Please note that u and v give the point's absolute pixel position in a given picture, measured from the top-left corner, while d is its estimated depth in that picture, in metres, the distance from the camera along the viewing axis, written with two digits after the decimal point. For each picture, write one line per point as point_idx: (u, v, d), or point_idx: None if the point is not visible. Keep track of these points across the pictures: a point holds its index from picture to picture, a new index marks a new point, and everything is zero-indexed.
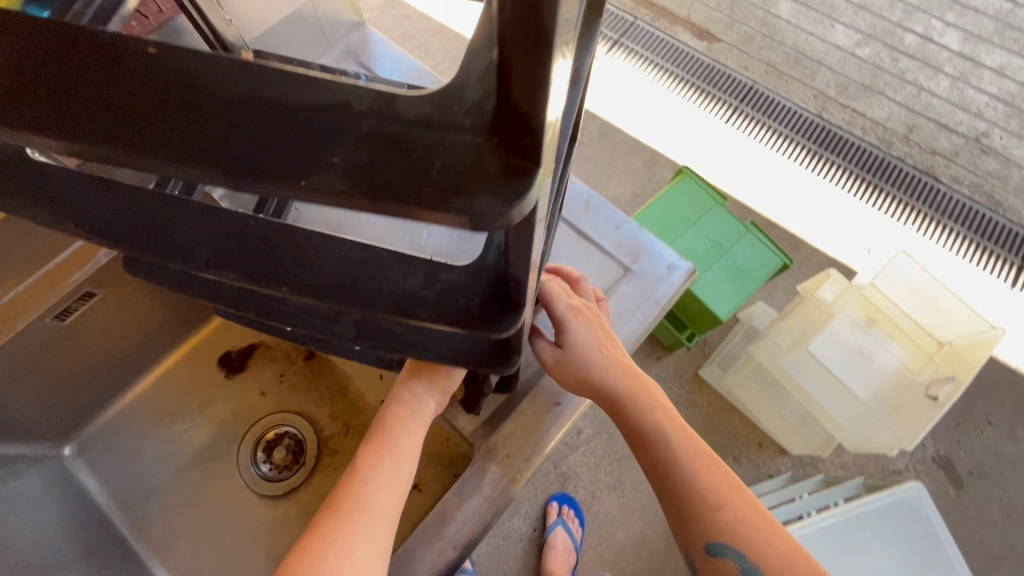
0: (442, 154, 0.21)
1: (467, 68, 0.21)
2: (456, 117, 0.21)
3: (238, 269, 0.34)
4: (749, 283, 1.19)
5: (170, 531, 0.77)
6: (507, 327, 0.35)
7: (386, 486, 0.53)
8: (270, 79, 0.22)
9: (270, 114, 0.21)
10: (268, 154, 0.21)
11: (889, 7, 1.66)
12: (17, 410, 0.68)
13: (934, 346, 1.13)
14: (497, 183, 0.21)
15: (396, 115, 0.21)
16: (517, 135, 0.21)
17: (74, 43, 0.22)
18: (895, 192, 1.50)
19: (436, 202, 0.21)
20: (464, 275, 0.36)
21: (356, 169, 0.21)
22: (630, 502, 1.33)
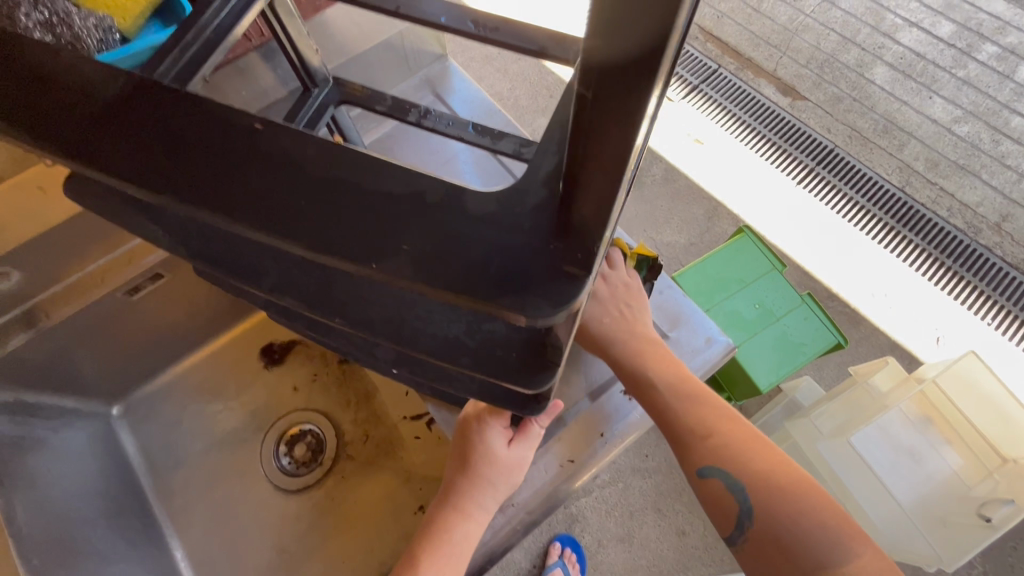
0: (502, 253, 0.21)
1: (532, 176, 0.23)
2: (517, 219, 0.22)
3: (299, 295, 0.33)
4: (797, 357, 1.14)
5: (189, 505, 0.81)
6: (537, 384, 0.32)
7: (463, 542, 0.55)
8: (358, 164, 0.23)
9: (352, 197, 0.22)
10: (347, 236, 0.21)
11: (997, 85, 1.56)
12: (81, 368, 0.75)
13: (997, 461, 1.01)
14: (547, 286, 0.21)
15: (462, 208, 0.22)
16: (571, 240, 0.21)
17: (189, 110, 0.24)
18: (977, 283, 1.39)
19: (490, 296, 0.21)
20: (505, 325, 0.34)
21: (422, 256, 0.21)
22: (636, 558, 1.29)
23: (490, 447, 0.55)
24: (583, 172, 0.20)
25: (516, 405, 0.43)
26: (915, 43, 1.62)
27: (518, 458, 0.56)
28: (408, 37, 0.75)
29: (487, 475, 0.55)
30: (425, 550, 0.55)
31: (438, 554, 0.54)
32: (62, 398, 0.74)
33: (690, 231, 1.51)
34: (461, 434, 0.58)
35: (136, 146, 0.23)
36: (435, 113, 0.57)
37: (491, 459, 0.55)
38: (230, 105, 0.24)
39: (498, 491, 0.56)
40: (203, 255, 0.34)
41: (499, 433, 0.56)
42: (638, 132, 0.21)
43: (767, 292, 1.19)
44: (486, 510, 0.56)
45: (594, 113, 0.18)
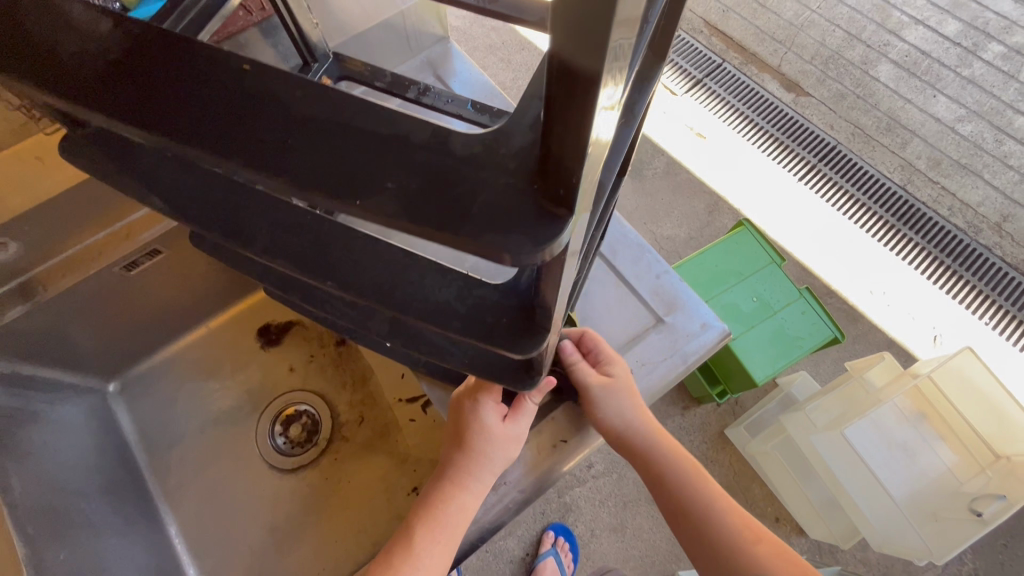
0: (484, 192, 0.21)
1: (517, 119, 0.22)
2: (502, 160, 0.22)
3: (288, 258, 0.33)
4: (792, 350, 1.14)
5: (184, 481, 0.81)
6: (523, 349, 0.33)
7: (458, 508, 0.55)
8: (345, 104, 0.22)
9: (338, 135, 0.22)
10: (331, 174, 0.21)
11: (1002, 85, 1.55)
12: (79, 342, 0.75)
13: (991, 457, 1.02)
14: (529, 226, 0.21)
15: (447, 150, 0.22)
16: (551, 178, 0.21)
17: (179, 51, 0.24)
18: (977, 283, 1.39)
19: (475, 236, 0.21)
20: (495, 293, 0.35)
21: (408, 195, 0.21)
22: (628, 548, 1.30)
23: (482, 423, 0.55)
24: (557, 129, 0.20)
25: (509, 378, 0.44)
26: (920, 41, 1.61)
27: (513, 433, 0.56)
28: (409, 16, 0.74)
29: (482, 449, 0.55)
30: (423, 524, 0.56)
31: (433, 527, 0.55)
32: (58, 371, 0.74)
33: (690, 224, 1.51)
34: (456, 411, 0.58)
35: (124, 86, 0.23)
36: (431, 90, 0.57)
37: (486, 435, 0.55)
38: (219, 47, 0.24)
39: (495, 466, 0.56)
40: (203, 220, 0.34)
41: (492, 409, 0.56)
42: (604, 110, 0.22)
43: (765, 285, 1.19)
44: (482, 483, 0.55)
45: (569, 71, 0.18)
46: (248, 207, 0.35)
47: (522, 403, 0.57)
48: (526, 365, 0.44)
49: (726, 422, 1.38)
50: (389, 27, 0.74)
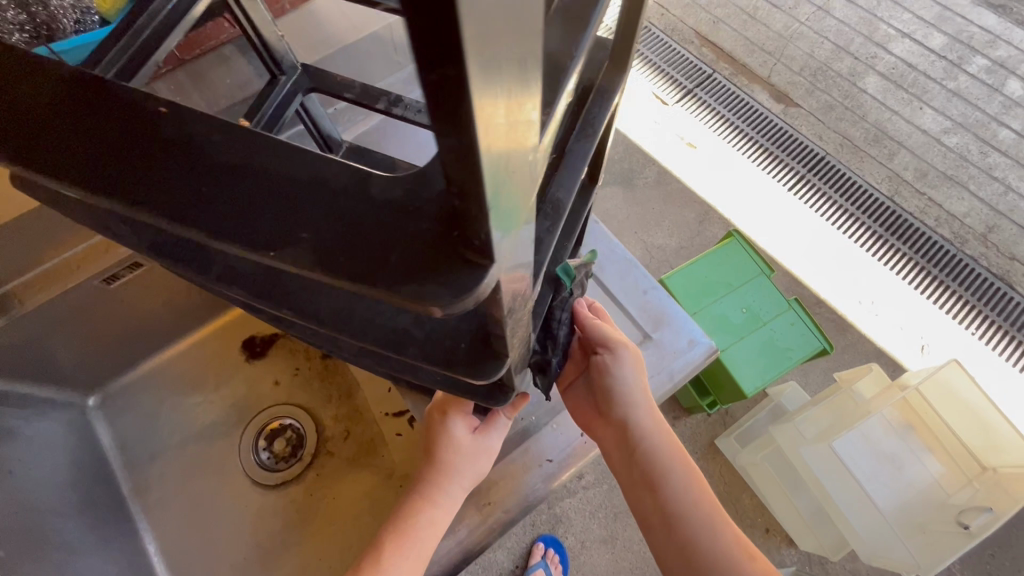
0: (405, 239, 0.21)
1: (437, 159, 0.22)
2: (422, 205, 0.21)
3: (245, 287, 0.32)
4: (782, 361, 1.15)
5: (164, 498, 0.79)
6: (490, 374, 0.32)
7: (427, 521, 0.54)
8: (257, 146, 0.22)
9: (253, 181, 0.21)
10: (244, 220, 0.21)
11: (987, 98, 1.58)
12: (55, 356, 0.73)
13: (977, 468, 1.04)
14: (439, 276, 0.20)
15: (369, 196, 0.21)
16: (461, 230, 0.20)
17: (85, 90, 0.23)
18: (964, 294, 1.41)
19: (393, 286, 0.20)
20: (454, 317, 0.34)
21: (325, 244, 0.21)
22: (618, 560, 1.29)
23: (451, 437, 0.54)
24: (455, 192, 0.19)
25: (480, 395, 0.42)
26: (907, 54, 1.63)
27: (483, 447, 0.55)
28: (397, 29, 0.74)
29: (450, 461, 0.54)
30: (391, 541, 0.54)
31: (400, 544, 0.53)
32: (36, 386, 0.72)
33: (681, 234, 1.51)
34: (426, 425, 0.57)
35: (29, 129, 0.22)
36: (402, 102, 0.55)
37: (455, 449, 0.54)
38: (132, 90, 0.23)
39: (462, 481, 0.55)
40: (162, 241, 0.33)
41: (460, 424, 0.55)
42: (511, 127, 0.18)
43: (755, 298, 1.19)
44: (450, 500, 0.54)
45: (439, 109, 0.16)
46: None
47: (494, 417, 0.56)
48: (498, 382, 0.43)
49: (715, 433, 1.38)
50: (378, 41, 0.73)
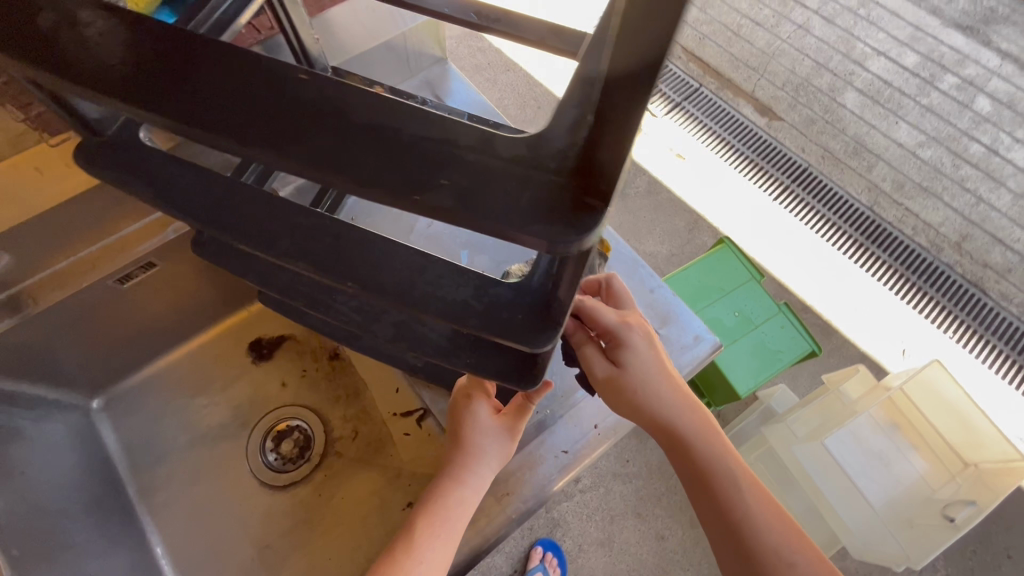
0: (531, 188, 0.23)
1: (556, 118, 0.23)
2: (543, 159, 0.23)
3: (309, 260, 0.32)
4: (773, 363, 1.19)
5: (170, 499, 0.79)
6: (541, 344, 0.31)
7: (455, 499, 0.55)
8: (397, 110, 0.24)
9: (395, 137, 0.23)
10: (390, 172, 0.23)
11: (958, 114, 1.66)
12: (61, 357, 0.73)
13: (960, 465, 1.08)
14: (570, 215, 0.23)
15: (495, 151, 0.23)
16: (592, 177, 0.22)
17: (223, 57, 0.24)
18: (942, 299, 1.47)
19: (525, 224, 0.22)
20: (509, 291, 0.33)
21: (462, 191, 0.23)
22: (616, 562, 1.31)
23: (477, 419, 0.57)
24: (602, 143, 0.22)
25: (512, 378, 0.43)
26: (883, 71, 1.71)
27: (510, 426, 0.58)
28: (409, 38, 0.76)
29: (477, 442, 0.56)
30: (423, 523, 0.55)
31: (434, 523, 0.54)
32: (41, 387, 0.72)
33: (672, 242, 1.56)
34: (452, 413, 0.60)
35: (178, 92, 0.24)
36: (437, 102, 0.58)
37: (481, 430, 0.57)
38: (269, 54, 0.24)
39: (491, 460, 0.56)
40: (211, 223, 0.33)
41: (485, 407, 0.58)
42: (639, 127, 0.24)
43: (746, 301, 1.23)
44: (483, 480, 0.56)
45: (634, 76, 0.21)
46: (257, 204, 0.33)
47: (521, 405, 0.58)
48: (529, 367, 0.43)
49: None
50: (390, 48, 0.76)
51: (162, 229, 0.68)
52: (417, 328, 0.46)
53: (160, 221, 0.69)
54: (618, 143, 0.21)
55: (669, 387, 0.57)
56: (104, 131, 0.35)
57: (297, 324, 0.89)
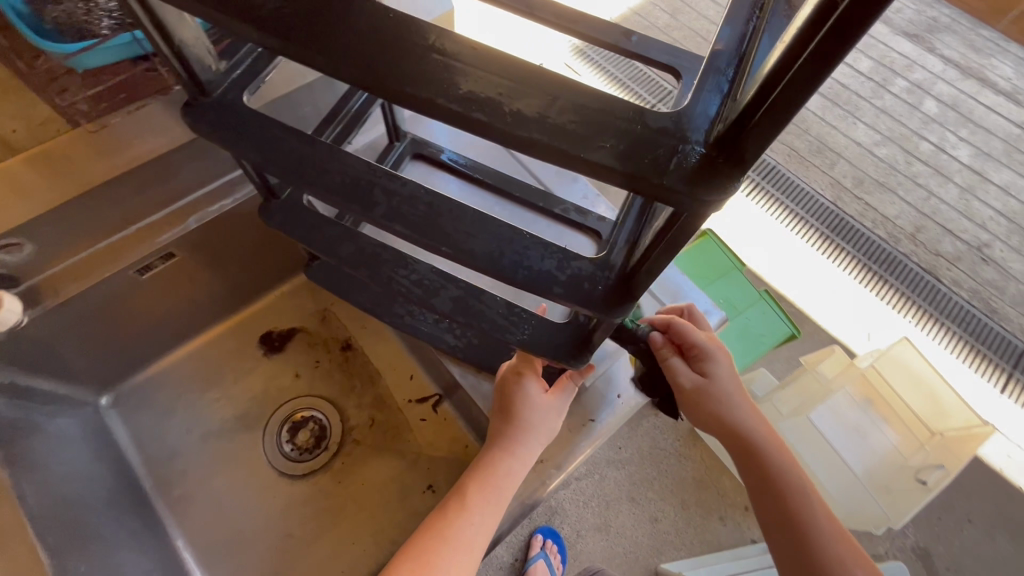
0: (677, 154, 0.27)
1: (694, 104, 0.28)
2: (686, 132, 0.27)
3: (406, 225, 0.39)
4: (756, 346, 1.26)
5: (191, 493, 0.79)
6: (620, 314, 0.38)
7: (507, 471, 0.59)
8: (570, 87, 0.28)
9: (567, 106, 0.27)
10: (565, 133, 0.27)
11: (909, 114, 1.80)
12: (72, 354, 0.72)
13: (926, 433, 1.18)
14: (709, 179, 0.26)
15: (644, 122, 0.27)
16: (734, 148, 0.26)
17: (413, 36, 0.29)
18: (901, 287, 1.58)
19: (674, 186, 0.26)
20: (591, 265, 0.40)
21: (620, 153, 0.27)
22: (613, 545, 1.35)
23: (529, 396, 0.60)
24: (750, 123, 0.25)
25: (561, 357, 0.50)
26: (841, 76, 1.84)
27: (557, 404, 0.61)
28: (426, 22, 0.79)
29: (529, 418, 0.59)
30: (475, 490, 0.59)
31: (485, 490, 0.58)
32: (53, 383, 0.71)
33: None
34: (501, 386, 0.62)
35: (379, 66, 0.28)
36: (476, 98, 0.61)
37: (532, 406, 0.60)
38: (445, 27, 0.29)
39: (539, 434, 0.60)
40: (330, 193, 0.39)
41: (536, 385, 0.60)
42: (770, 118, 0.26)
43: (729, 289, 1.30)
44: (531, 453, 0.60)
45: (801, 73, 0.22)
46: (374, 177, 0.40)
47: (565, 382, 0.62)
48: (581, 345, 0.50)
49: None
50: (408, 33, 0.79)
51: (184, 219, 0.68)
52: (475, 303, 0.53)
53: (182, 211, 0.68)
54: (768, 124, 0.24)
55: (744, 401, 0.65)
56: (212, 90, 0.41)
57: (310, 316, 0.89)
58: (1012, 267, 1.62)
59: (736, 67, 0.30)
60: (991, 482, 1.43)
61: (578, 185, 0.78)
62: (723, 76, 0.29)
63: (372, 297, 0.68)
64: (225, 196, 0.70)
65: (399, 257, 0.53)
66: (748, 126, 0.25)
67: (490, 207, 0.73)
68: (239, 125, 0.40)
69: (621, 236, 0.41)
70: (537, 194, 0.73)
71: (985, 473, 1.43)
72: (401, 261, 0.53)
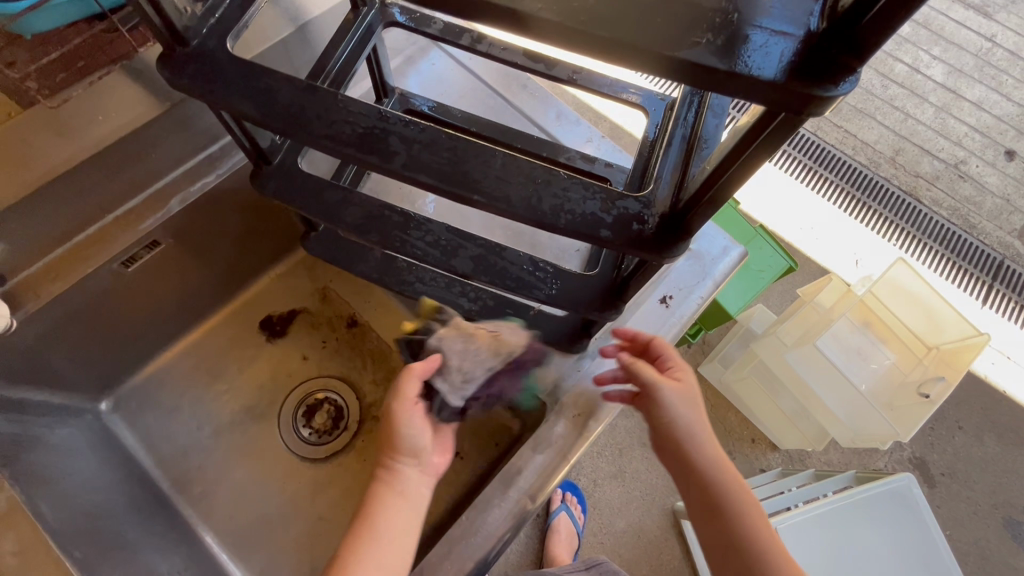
0: (783, 47, 0.23)
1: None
2: (786, 24, 0.24)
3: (432, 173, 0.33)
4: (757, 283, 1.26)
5: (211, 487, 0.76)
6: (676, 251, 0.33)
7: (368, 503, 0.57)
8: None
9: (645, 6, 0.24)
10: (652, 30, 0.24)
11: None
12: (62, 361, 0.67)
13: (924, 348, 1.21)
14: (821, 73, 0.22)
15: (739, 16, 0.24)
16: (850, 35, 0.22)
17: None
18: (884, 211, 1.59)
19: (783, 82, 0.23)
20: (637, 204, 0.34)
21: (717, 48, 0.23)
22: (630, 491, 1.38)
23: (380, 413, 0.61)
24: (871, 5, 0.21)
25: (594, 308, 0.47)
26: None
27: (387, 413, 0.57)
28: None
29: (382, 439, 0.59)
30: (353, 548, 0.55)
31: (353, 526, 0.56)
32: (47, 393, 0.66)
33: None
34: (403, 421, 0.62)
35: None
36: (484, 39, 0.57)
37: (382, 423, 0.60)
38: None
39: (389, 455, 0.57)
40: (338, 138, 0.34)
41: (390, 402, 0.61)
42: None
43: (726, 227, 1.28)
44: (405, 475, 0.57)
45: None
46: (385, 121, 0.34)
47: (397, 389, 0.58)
48: (615, 295, 0.47)
49: (698, 361, 1.51)
50: None
51: (165, 203, 0.63)
52: (497, 261, 0.49)
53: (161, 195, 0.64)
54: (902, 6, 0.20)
55: (704, 438, 0.57)
56: (190, 39, 0.36)
57: (309, 296, 0.85)
58: (987, 181, 1.63)
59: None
60: (979, 390, 1.49)
61: (580, 127, 0.74)
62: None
63: (378, 266, 0.65)
64: (206, 173, 0.65)
65: (408, 218, 0.49)
66: (867, 11, 0.21)
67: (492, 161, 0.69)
68: (228, 73, 0.35)
69: (664, 165, 0.37)
70: (541, 143, 0.69)
71: (973, 383, 1.49)
72: (411, 223, 0.49)
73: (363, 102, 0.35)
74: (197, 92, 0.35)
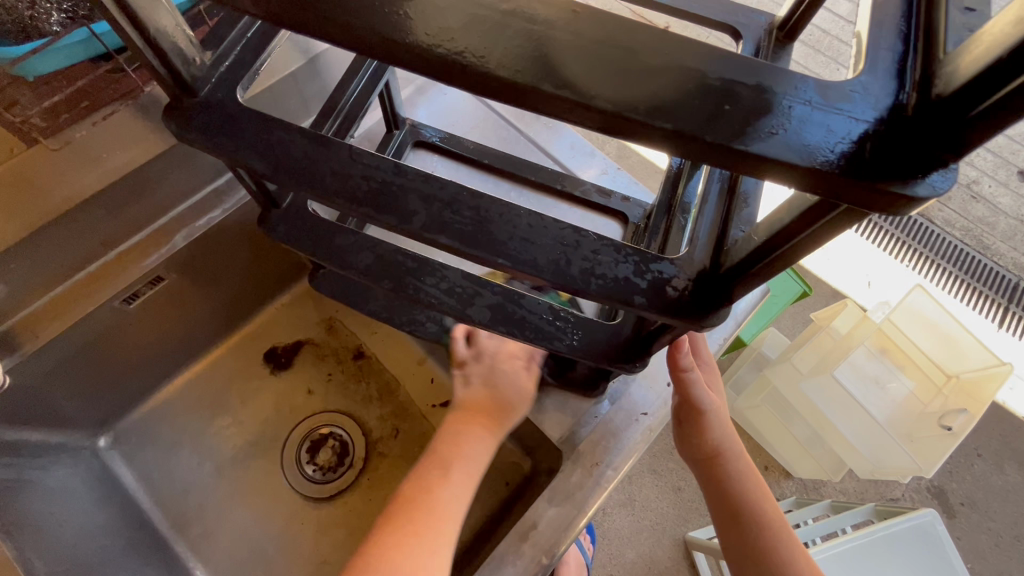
0: (866, 138, 0.21)
1: (874, 69, 0.22)
2: (868, 108, 0.21)
3: (452, 235, 0.31)
4: (770, 309, 1.23)
5: (210, 528, 0.73)
6: (716, 320, 0.30)
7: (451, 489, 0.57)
8: (718, 59, 0.22)
9: (707, 84, 0.21)
10: (715, 114, 0.21)
11: None
12: (60, 400, 0.64)
13: (943, 378, 1.17)
14: (908, 167, 0.20)
15: (815, 97, 0.21)
16: (945, 126, 0.20)
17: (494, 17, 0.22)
18: (896, 232, 1.56)
19: (867, 182, 0.21)
20: (673, 266, 0.32)
21: (791, 138, 0.21)
22: (640, 519, 1.34)
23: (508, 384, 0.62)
24: (976, 103, 0.18)
25: (618, 362, 0.44)
26: None
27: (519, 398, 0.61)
28: None
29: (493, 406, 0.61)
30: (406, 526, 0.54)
31: (426, 509, 0.55)
32: (44, 432, 0.64)
33: None
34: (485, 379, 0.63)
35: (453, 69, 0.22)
36: None
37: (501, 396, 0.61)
38: None
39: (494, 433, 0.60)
40: (351, 196, 0.32)
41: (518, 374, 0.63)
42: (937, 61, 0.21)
43: None
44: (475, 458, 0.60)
45: None
46: (402, 178, 0.32)
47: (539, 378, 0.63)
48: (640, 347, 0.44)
49: None
50: None
51: (169, 238, 0.61)
52: (515, 310, 0.47)
53: (165, 230, 0.62)
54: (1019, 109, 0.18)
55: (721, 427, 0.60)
56: (201, 89, 0.34)
57: (315, 327, 0.83)
58: (1001, 201, 1.61)
59: (913, 14, 0.23)
60: (997, 416, 1.45)
61: (595, 159, 0.73)
62: (898, 27, 0.23)
63: (388, 304, 0.62)
64: (213, 208, 0.64)
65: (423, 263, 0.47)
66: (970, 108, 0.19)
67: (507, 195, 0.67)
68: (237, 126, 0.33)
69: (702, 222, 0.34)
70: (556, 176, 0.67)
71: (992, 409, 1.45)
72: (425, 268, 0.47)
73: (378, 156, 0.33)
74: (205, 144, 0.33)
